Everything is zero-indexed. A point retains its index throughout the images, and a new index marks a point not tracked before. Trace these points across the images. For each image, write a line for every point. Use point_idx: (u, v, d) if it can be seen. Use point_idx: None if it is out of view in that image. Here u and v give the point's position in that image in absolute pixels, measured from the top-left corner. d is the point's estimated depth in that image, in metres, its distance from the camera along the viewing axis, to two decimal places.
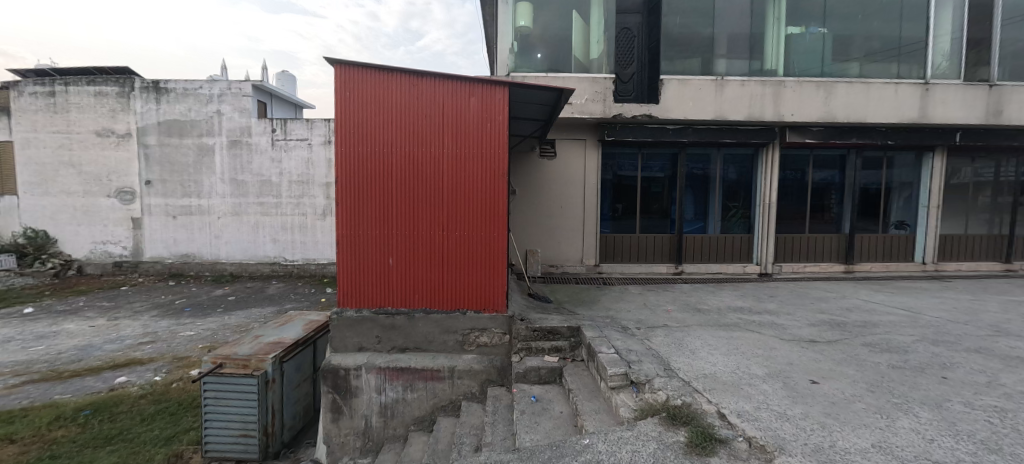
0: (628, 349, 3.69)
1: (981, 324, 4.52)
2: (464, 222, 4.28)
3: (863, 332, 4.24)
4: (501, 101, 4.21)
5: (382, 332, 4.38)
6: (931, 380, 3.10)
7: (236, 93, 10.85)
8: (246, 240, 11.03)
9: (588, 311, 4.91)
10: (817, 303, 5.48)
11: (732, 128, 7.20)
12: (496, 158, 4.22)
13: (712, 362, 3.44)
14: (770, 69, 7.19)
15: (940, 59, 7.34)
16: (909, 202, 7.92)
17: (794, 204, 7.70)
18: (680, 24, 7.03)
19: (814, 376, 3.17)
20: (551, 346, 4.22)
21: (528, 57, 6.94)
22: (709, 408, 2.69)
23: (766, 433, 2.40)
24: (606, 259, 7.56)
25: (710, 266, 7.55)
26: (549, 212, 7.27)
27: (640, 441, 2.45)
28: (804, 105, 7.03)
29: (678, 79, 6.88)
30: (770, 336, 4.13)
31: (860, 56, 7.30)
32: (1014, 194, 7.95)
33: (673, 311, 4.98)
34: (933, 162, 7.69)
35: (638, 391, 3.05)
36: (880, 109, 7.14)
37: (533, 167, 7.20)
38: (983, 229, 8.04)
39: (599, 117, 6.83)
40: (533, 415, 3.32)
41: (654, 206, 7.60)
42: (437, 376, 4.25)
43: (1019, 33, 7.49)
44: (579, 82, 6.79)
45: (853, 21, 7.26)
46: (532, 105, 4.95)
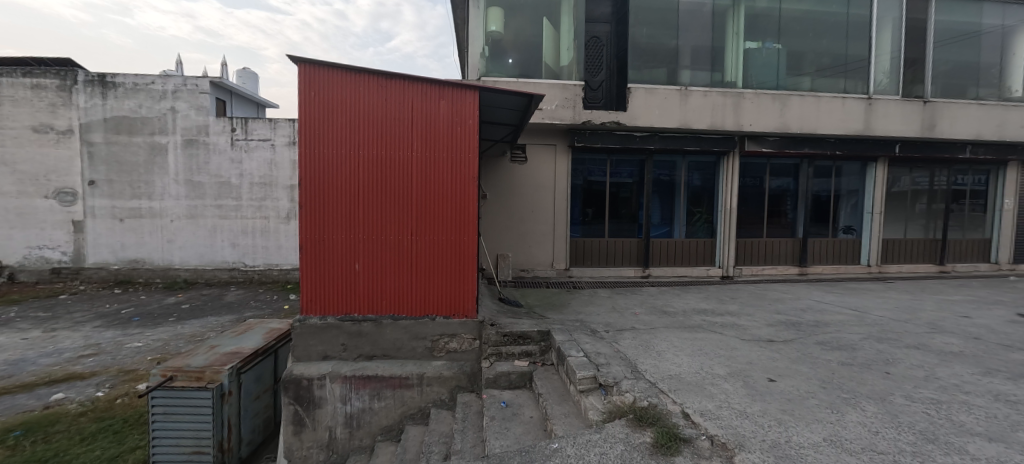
0: (597, 352, 3.72)
1: (919, 322, 4.87)
2: (434, 227, 4.22)
3: (816, 331, 4.48)
4: (471, 104, 4.19)
5: (348, 339, 4.23)
6: (876, 375, 3.31)
7: (192, 89, 10.28)
8: (203, 244, 10.43)
9: (558, 315, 4.93)
10: (775, 304, 5.75)
11: (696, 136, 7.47)
12: (466, 162, 4.19)
13: (677, 363, 3.53)
14: (730, 81, 7.53)
15: (881, 76, 7.94)
16: (856, 209, 8.46)
17: (753, 210, 8.07)
18: (647, 35, 7.25)
19: (771, 375, 3.31)
20: (521, 351, 4.20)
21: (500, 62, 6.95)
22: (674, 409, 2.76)
23: (727, 431, 2.48)
24: (576, 263, 7.64)
25: (676, 269, 7.78)
26: (520, 216, 7.29)
27: (608, 443, 2.47)
28: (761, 116, 7.41)
29: (645, 88, 7.10)
30: (731, 336, 4.29)
31: (811, 71, 7.78)
32: (946, 201, 8.65)
33: (641, 314, 5.09)
34: (876, 171, 8.24)
35: (607, 394, 3.08)
36: (829, 122, 7.63)
37: (505, 171, 7.21)
38: (920, 234, 8.70)
39: (569, 123, 6.95)
40: (502, 421, 3.29)
41: (622, 211, 7.76)
42: (406, 383, 4.15)
43: (948, 54, 8.20)
44: (550, 88, 6.88)
45: (804, 38, 7.74)
46: (502, 109, 4.96)
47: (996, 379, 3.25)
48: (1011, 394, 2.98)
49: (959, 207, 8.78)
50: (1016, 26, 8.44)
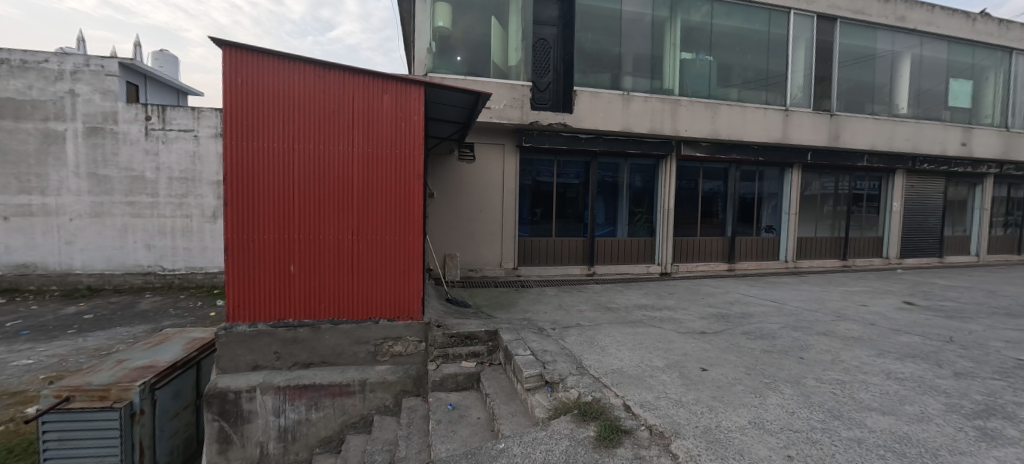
0: (544, 350, 3.76)
1: (827, 312, 5.45)
2: (378, 226, 4.04)
3: (742, 322, 4.86)
4: (416, 100, 4.07)
5: (282, 347, 3.92)
6: (792, 360, 3.65)
7: (96, 71, 9.08)
8: (111, 246, 9.22)
9: (506, 314, 4.93)
10: (707, 298, 6.17)
11: (637, 140, 7.84)
12: (411, 159, 4.06)
13: (620, 357, 3.65)
14: (668, 88, 7.98)
15: (796, 90, 8.82)
16: (775, 210, 9.31)
17: (688, 211, 8.61)
18: (592, 40, 7.49)
19: (704, 364, 3.53)
20: (469, 351, 4.13)
21: (447, 59, 6.83)
22: (616, 402, 2.85)
23: (664, 420, 2.60)
24: (524, 262, 7.69)
25: (619, 267, 8.11)
26: (468, 216, 7.22)
27: (554, 440, 2.50)
28: (695, 123, 7.95)
29: (591, 91, 7.33)
30: (669, 330, 4.53)
31: (738, 83, 8.46)
32: (847, 203, 9.78)
33: (586, 311, 5.24)
34: (792, 176, 9.13)
35: (552, 391, 3.12)
36: (753, 130, 8.35)
37: (453, 170, 7.11)
38: (829, 232, 9.76)
39: (517, 123, 7.00)
40: (449, 424, 3.21)
41: (569, 211, 7.94)
42: (346, 391, 3.92)
43: (850, 74, 9.28)
44: (498, 88, 6.88)
45: (733, 53, 8.39)
46: (449, 107, 4.88)
47: (886, 359, 3.72)
48: (898, 372, 3.41)
49: (858, 209, 9.96)
50: (903, 53, 9.75)
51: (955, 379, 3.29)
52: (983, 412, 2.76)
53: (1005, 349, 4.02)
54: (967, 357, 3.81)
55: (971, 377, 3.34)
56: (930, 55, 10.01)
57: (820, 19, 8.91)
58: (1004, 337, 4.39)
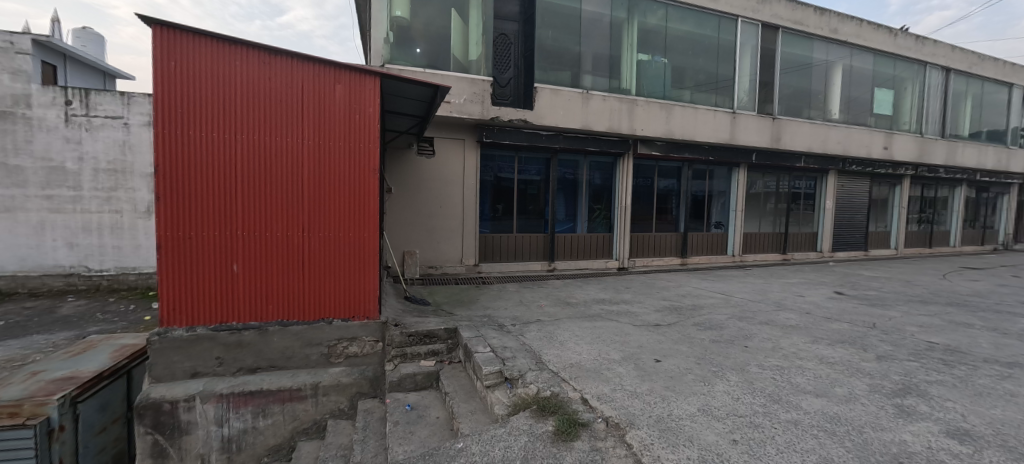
0: (504, 346, 3.74)
1: (769, 302, 5.83)
2: (331, 222, 3.86)
3: (693, 314, 5.10)
4: (371, 91, 3.92)
5: (224, 352, 3.65)
6: (737, 349, 3.87)
7: (4, 48, 8.09)
8: (24, 245, 8.22)
9: (466, 311, 4.87)
10: (661, 292, 6.42)
11: (596, 137, 7.99)
12: (366, 152, 3.92)
13: (578, 351, 3.72)
14: (625, 88, 8.20)
15: (742, 94, 9.35)
16: (724, 207, 9.83)
17: (644, 208, 8.90)
18: (552, 38, 7.54)
19: (658, 355, 3.66)
20: (427, 350, 4.05)
21: (406, 50, 6.63)
22: (575, 395, 2.89)
23: (619, 412, 2.66)
24: (485, 258, 7.65)
25: (578, 263, 8.25)
26: (428, 212, 7.08)
27: (513, 436, 2.50)
28: (651, 122, 8.22)
29: (551, 88, 7.38)
30: (625, 323, 4.67)
31: (691, 85, 8.84)
32: (787, 201, 10.49)
33: (546, 306, 5.30)
34: (738, 175, 9.67)
35: (512, 387, 3.11)
36: (704, 131, 8.77)
37: (413, 165, 6.94)
38: (771, 228, 10.44)
39: (478, 118, 6.92)
40: (407, 425, 3.13)
41: (530, 207, 7.98)
42: (297, 396, 3.72)
43: (791, 80, 9.96)
44: (458, 82, 6.77)
45: (686, 56, 8.74)
46: (407, 99, 4.74)
47: (819, 345, 4.02)
48: (830, 357, 3.71)
49: (797, 206, 10.72)
50: (836, 62, 10.58)
51: (877, 361, 3.62)
52: (901, 391, 3.05)
53: (918, 333, 4.47)
54: (887, 341, 4.19)
55: (891, 359, 3.69)
56: (859, 65, 10.93)
57: (764, 28, 9.50)
58: (917, 322, 4.88)
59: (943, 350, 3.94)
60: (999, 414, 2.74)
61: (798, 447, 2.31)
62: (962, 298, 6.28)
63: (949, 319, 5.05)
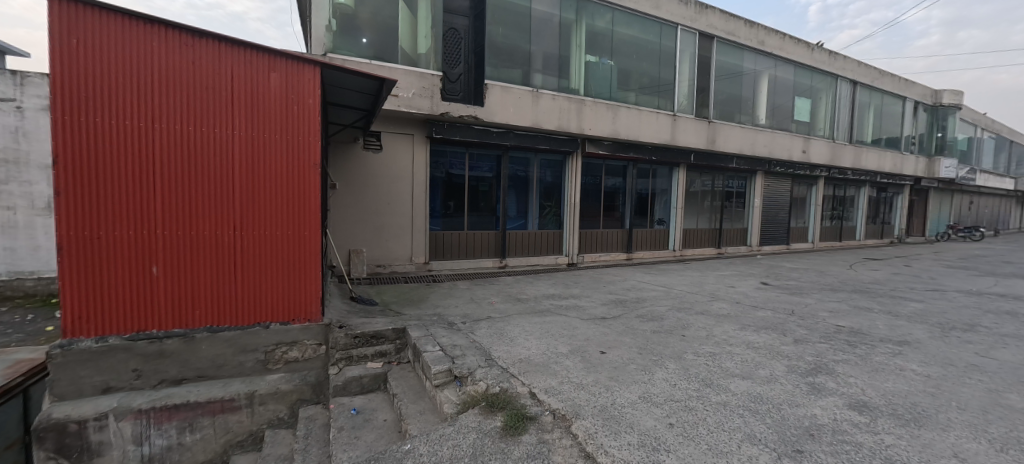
0: (453, 344, 3.72)
1: (704, 293, 6.25)
2: (267, 219, 3.63)
3: (637, 306, 5.36)
4: (310, 80, 3.73)
5: (143, 364, 3.30)
6: (676, 338, 4.12)
7: None
8: None
9: (415, 310, 4.78)
10: (608, 286, 6.68)
11: (546, 136, 8.12)
12: (306, 145, 3.74)
13: (527, 346, 3.78)
14: (574, 88, 8.40)
15: (682, 98, 9.93)
16: (666, 205, 10.38)
17: (593, 205, 9.20)
18: (503, 35, 7.54)
19: (603, 347, 3.81)
20: (375, 352, 3.91)
21: (351, 40, 6.33)
22: (523, 390, 2.93)
23: (566, 403, 2.74)
24: (436, 256, 7.53)
25: (530, 259, 8.37)
26: (376, 209, 6.84)
27: (461, 434, 2.49)
28: (598, 122, 8.50)
29: (501, 86, 7.40)
30: (574, 317, 4.80)
31: (636, 88, 9.24)
32: (722, 199, 11.28)
33: (497, 302, 5.33)
34: (679, 174, 10.25)
35: (461, 385, 3.10)
36: (647, 132, 9.21)
37: (359, 160, 6.66)
38: (708, 225, 11.19)
39: (427, 113, 6.79)
40: (353, 430, 3.01)
41: (482, 204, 7.95)
42: (230, 407, 3.45)
43: (725, 87, 10.71)
44: (406, 75, 6.59)
45: (631, 59, 9.11)
46: (350, 91, 4.55)
47: (747, 332, 4.38)
48: (755, 342, 4.05)
49: (730, 204, 11.56)
50: (763, 72, 11.52)
51: (795, 344, 4.01)
52: (814, 370, 3.40)
53: (829, 317, 5.01)
54: (803, 326, 4.65)
55: (806, 342, 4.10)
56: (782, 76, 11.98)
57: (702, 37, 10.13)
58: (827, 309, 5.44)
59: (848, 332, 4.44)
60: (890, 387, 3.14)
61: (726, 426, 2.50)
62: (864, 285, 7.11)
63: (854, 304, 5.70)
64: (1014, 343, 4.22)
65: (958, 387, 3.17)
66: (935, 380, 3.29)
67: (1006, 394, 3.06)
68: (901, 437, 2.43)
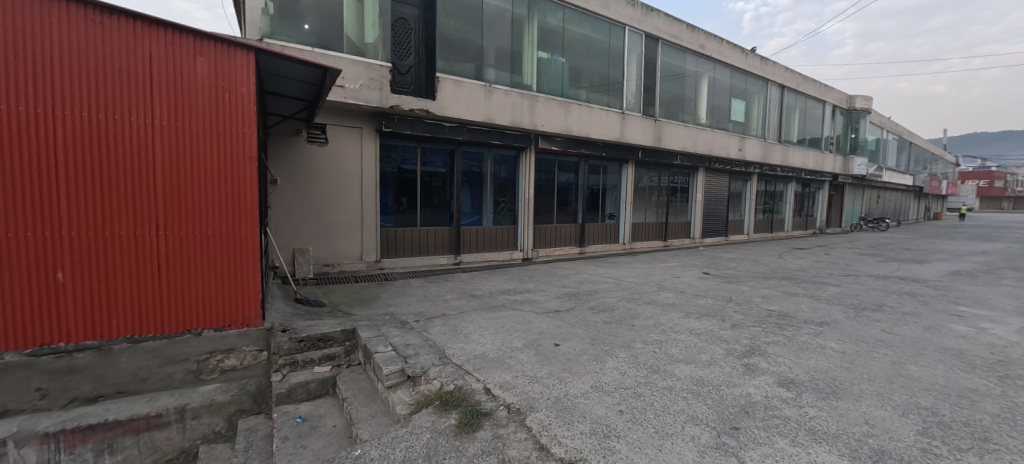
0: (406, 344, 3.62)
1: (651, 284, 6.56)
2: (196, 216, 3.35)
3: (589, 298, 5.52)
4: (242, 67, 3.48)
5: (49, 381, 2.88)
6: (625, 328, 4.29)
7: None
8: None
9: (365, 310, 4.61)
10: (562, 279, 6.82)
11: (500, 131, 8.12)
12: (240, 138, 3.50)
13: (482, 342, 3.76)
14: (527, 84, 8.45)
15: (630, 97, 10.31)
16: (616, 200, 10.74)
17: (546, 200, 9.33)
18: (454, 28, 7.42)
19: (556, 340, 3.88)
20: (322, 355, 3.72)
21: (291, 25, 5.94)
22: (477, 386, 2.92)
23: (520, 397, 2.76)
24: (388, 254, 7.30)
25: (484, 255, 8.36)
26: (322, 205, 6.51)
27: (414, 435, 2.43)
28: (551, 119, 8.63)
29: (453, 79, 7.29)
30: (528, 311, 4.86)
31: (587, 86, 9.47)
32: (668, 194, 11.86)
33: (452, 299, 5.27)
34: (628, 171, 10.64)
35: (415, 385, 3.02)
36: (598, 129, 9.48)
37: (302, 154, 6.29)
38: (655, 218, 11.73)
39: (376, 106, 6.54)
40: (298, 439, 2.85)
41: (435, 200, 7.80)
42: (156, 424, 3.11)
43: (670, 87, 11.26)
44: (353, 65, 6.29)
45: (582, 57, 9.31)
46: (289, 80, 4.29)
47: (689, 319, 4.64)
48: (697, 328, 4.31)
49: (675, 199, 12.19)
50: (704, 74, 12.22)
51: (732, 329, 4.31)
52: (748, 352, 3.67)
53: (761, 303, 5.43)
54: (739, 311, 5.01)
55: (741, 326, 4.42)
56: (720, 78, 12.78)
57: (648, 38, 10.57)
58: (760, 295, 5.90)
59: (778, 315, 4.84)
60: (812, 363, 3.47)
61: (671, 409, 2.64)
62: (791, 272, 7.78)
63: (782, 290, 6.23)
64: (912, 319, 4.81)
65: (868, 361, 3.55)
66: (849, 355, 3.68)
67: (907, 365, 3.48)
68: (821, 408, 2.69)
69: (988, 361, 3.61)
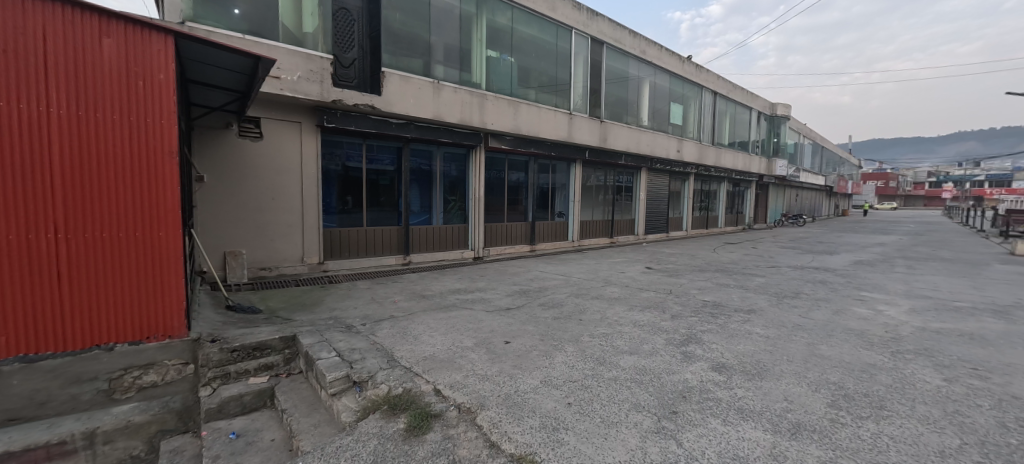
0: (352, 348, 3.48)
1: (598, 279, 6.81)
2: (104, 217, 2.99)
3: (539, 295, 5.62)
4: (159, 51, 3.15)
5: None
6: (574, 322, 4.42)
7: None
8: None
9: (306, 315, 4.38)
10: (513, 277, 6.89)
11: (449, 129, 8.04)
12: (158, 130, 3.17)
13: (432, 343, 3.71)
14: (476, 82, 8.41)
15: (577, 99, 10.62)
16: (565, 198, 11.01)
17: (497, 199, 9.36)
18: (400, 22, 7.20)
19: (507, 337, 3.91)
20: (259, 365, 3.48)
21: (218, 9, 5.47)
22: (427, 388, 2.88)
23: (471, 396, 2.76)
24: (332, 255, 6.96)
25: (435, 255, 8.23)
26: (257, 205, 6.08)
27: (361, 443, 2.35)
28: (500, 117, 8.68)
29: (400, 75, 7.09)
30: (479, 310, 4.85)
31: (536, 86, 9.62)
32: (614, 192, 12.35)
33: (400, 301, 5.14)
34: (576, 170, 10.94)
35: (361, 391, 2.91)
36: (547, 128, 9.67)
37: (234, 149, 5.82)
38: (602, 216, 12.19)
39: (316, 99, 6.21)
40: (231, 457, 2.64)
41: (383, 199, 7.55)
42: (59, 453, 2.59)
43: (614, 90, 11.74)
44: (289, 55, 5.92)
45: (530, 58, 9.44)
46: (215, 69, 3.95)
47: (633, 312, 4.88)
48: (640, 320, 4.53)
49: (621, 197, 12.73)
50: (646, 78, 12.87)
51: (671, 320, 4.59)
52: (686, 340, 3.93)
53: (698, 294, 5.82)
54: (678, 303, 5.34)
55: (680, 317, 4.72)
56: (660, 83, 13.52)
57: (593, 42, 10.93)
58: (696, 287, 6.33)
59: (712, 305, 5.23)
60: (741, 348, 3.78)
61: (616, 399, 2.76)
62: (724, 265, 8.42)
63: (716, 281, 6.72)
64: (824, 305, 5.39)
65: (787, 343, 3.94)
66: (770, 339, 4.06)
67: (819, 346, 3.89)
68: (748, 389, 2.95)
69: (884, 338, 4.13)
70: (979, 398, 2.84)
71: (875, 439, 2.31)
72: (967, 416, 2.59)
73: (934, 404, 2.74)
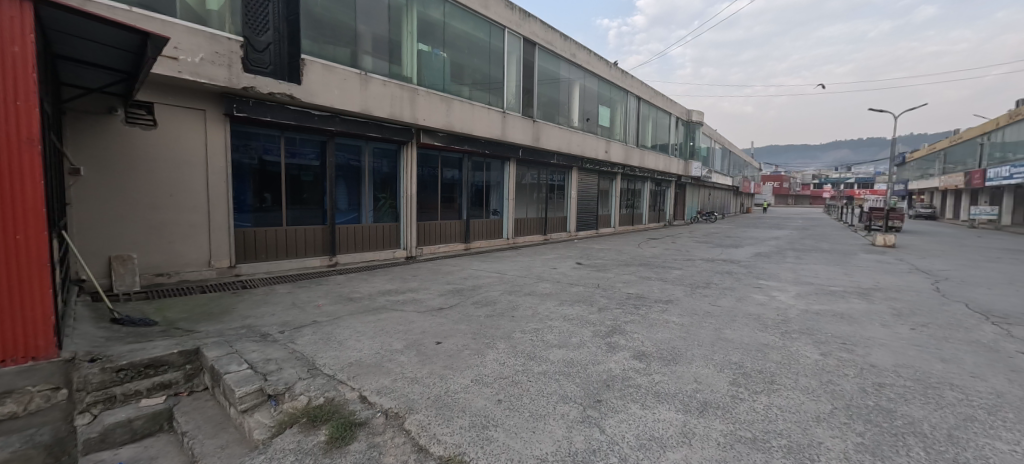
0: (267, 359, 3.22)
1: (531, 276, 6.97)
2: None
3: (472, 294, 5.62)
4: (14, 17, 2.63)
5: None
6: (506, 319, 4.49)
7: None
8: None
9: (212, 326, 3.96)
10: (447, 276, 6.83)
11: (377, 123, 7.72)
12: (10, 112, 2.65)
13: (359, 348, 3.56)
14: (407, 76, 8.14)
15: (511, 97, 10.74)
16: (500, 196, 11.11)
17: (430, 196, 9.18)
18: (322, 6, 6.73)
19: (439, 338, 3.87)
20: (153, 384, 3.09)
21: None
22: (352, 395, 2.75)
23: (399, 401, 2.69)
24: (245, 258, 6.36)
25: (364, 255, 7.87)
26: (151, 202, 5.35)
27: (275, 461, 2.18)
28: (433, 113, 8.50)
29: (322, 63, 6.65)
30: (409, 311, 4.73)
31: (469, 83, 9.56)
32: (547, 191, 12.70)
33: (324, 305, 4.85)
34: (510, 168, 11.08)
35: (277, 404, 2.69)
36: (481, 126, 9.67)
37: (120, 138, 5.06)
38: (536, 214, 12.49)
39: (224, 85, 5.61)
40: None
41: (305, 195, 7.04)
42: None
43: (546, 90, 12.06)
44: (189, 34, 5.26)
45: (463, 54, 9.34)
46: (90, 44, 3.40)
47: (563, 307, 5.07)
48: (569, 314, 4.73)
49: (554, 195, 13.13)
50: (576, 81, 13.38)
51: (598, 312, 4.84)
52: (610, 332, 4.17)
53: (622, 287, 6.20)
54: (604, 296, 5.65)
55: (605, 309, 5.00)
56: (590, 86, 14.15)
57: (526, 42, 11.11)
58: (622, 280, 6.74)
59: (635, 297, 5.60)
60: (657, 336, 4.10)
61: (546, 392, 2.86)
62: (646, 260, 9.06)
63: (640, 275, 7.21)
64: (729, 293, 6.03)
65: (699, 329, 4.35)
66: (683, 327, 4.45)
67: (724, 330, 4.35)
68: (664, 373, 3.21)
69: (775, 321, 4.72)
70: (846, 368, 3.37)
71: (767, 410, 2.64)
72: (837, 384, 3.05)
73: (813, 376, 3.19)
